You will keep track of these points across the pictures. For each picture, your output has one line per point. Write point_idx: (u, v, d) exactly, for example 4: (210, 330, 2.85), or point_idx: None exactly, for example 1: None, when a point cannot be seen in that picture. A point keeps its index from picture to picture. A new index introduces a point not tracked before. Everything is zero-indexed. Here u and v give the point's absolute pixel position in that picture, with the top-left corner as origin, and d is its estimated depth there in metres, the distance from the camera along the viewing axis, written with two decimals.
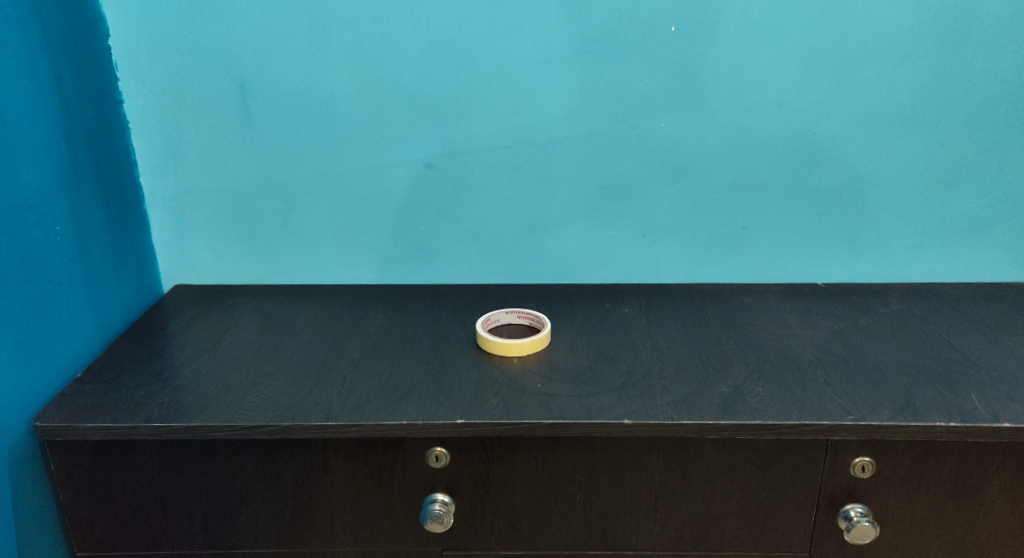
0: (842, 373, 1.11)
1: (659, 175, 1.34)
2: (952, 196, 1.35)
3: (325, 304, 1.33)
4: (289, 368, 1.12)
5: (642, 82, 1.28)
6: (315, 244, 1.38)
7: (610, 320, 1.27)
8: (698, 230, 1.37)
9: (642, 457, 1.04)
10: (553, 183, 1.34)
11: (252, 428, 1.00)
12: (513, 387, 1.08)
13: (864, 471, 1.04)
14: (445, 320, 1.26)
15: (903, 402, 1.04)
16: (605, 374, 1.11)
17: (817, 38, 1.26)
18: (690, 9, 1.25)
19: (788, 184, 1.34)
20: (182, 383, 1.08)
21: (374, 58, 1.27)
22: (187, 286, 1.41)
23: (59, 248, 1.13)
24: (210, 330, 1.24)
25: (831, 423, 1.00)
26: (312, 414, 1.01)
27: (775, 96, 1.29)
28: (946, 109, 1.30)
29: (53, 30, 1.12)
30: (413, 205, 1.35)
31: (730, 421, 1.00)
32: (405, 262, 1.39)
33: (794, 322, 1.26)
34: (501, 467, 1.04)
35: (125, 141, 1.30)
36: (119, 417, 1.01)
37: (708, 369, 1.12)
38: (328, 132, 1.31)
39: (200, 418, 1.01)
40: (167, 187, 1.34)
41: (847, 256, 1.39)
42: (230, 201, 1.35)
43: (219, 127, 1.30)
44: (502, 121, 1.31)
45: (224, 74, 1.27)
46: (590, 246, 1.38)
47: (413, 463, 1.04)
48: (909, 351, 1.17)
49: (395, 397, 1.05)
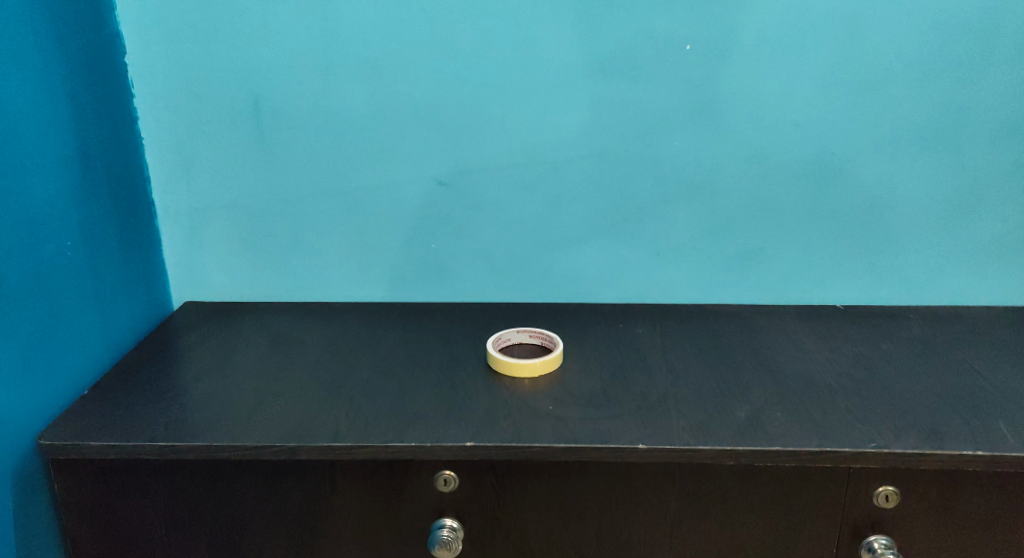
0: (863, 400, 1.08)
1: (674, 194, 1.32)
2: (974, 218, 1.32)
3: (336, 322, 1.32)
4: (296, 387, 1.11)
5: (656, 100, 1.27)
6: (325, 262, 1.37)
7: (624, 342, 1.24)
8: (714, 251, 1.35)
9: (657, 484, 1.01)
10: (567, 202, 1.32)
11: (257, 448, 0.98)
12: (525, 409, 1.05)
13: (888, 500, 1.01)
14: (456, 340, 1.24)
15: (928, 429, 1.01)
16: (619, 397, 1.08)
17: (835, 57, 1.24)
18: (706, 27, 1.23)
19: (805, 204, 1.32)
20: (189, 402, 1.07)
21: (386, 75, 1.26)
22: (197, 303, 1.39)
23: (69, 264, 1.12)
24: (219, 348, 1.22)
25: (852, 451, 0.97)
26: (319, 435, 0.99)
27: (792, 115, 1.27)
28: (968, 130, 1.27)
29: (69, 46, 1.12)
30: (425, 222, 1.34)
31: (748, 448, 0.97)
32: (416, 280, 1.38)
33: (813, 345, 1.23)
34: (512, 493, 1.02)
35: (139, 156, 1.29)
36: (123, 435, 0.99)
37: (725, 394, 1.09)
38: (339, 149, 1.30)
39: (204, 437, 0.99)
40: (179, 203, 1.33)
41: (867, 278, 1.36)
42: (241, 218, 1.34)
43: (231, 144, 1.30)
44: (516, 140, 1.29)
45: (237, 91, 1.27)
46: (604, 266, 1.36)
47: (421, 487, 1.02)
48: (933, 377, 1.14)
49: (404, 418, 1.03)
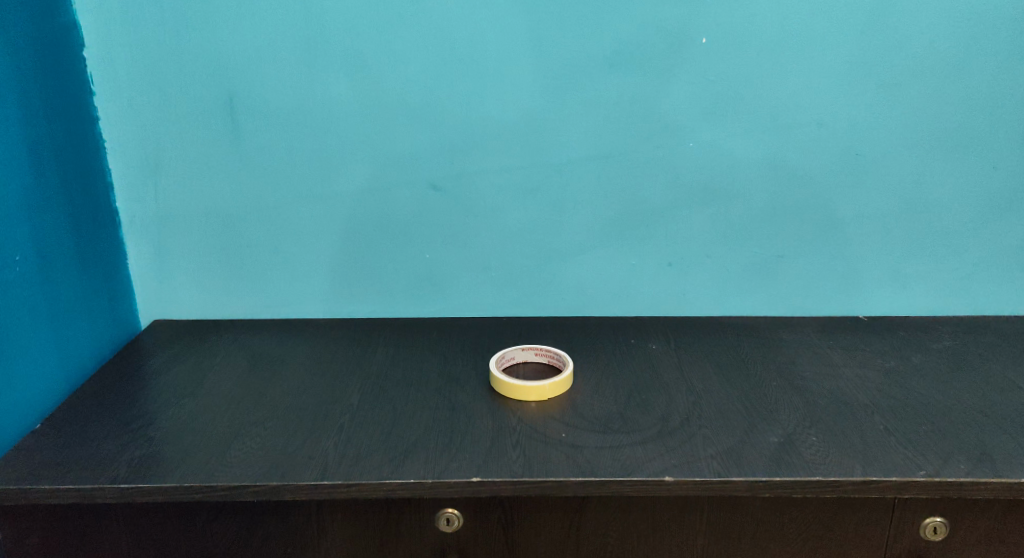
0: (903, 420, 0.99)
1: (687, 198, 1.22)
2: (1005, 222, 1.23)
3: (320, 340, 1.20)
4: (278, 415, 0.99)
5: (668, 98, 1.17)
6: (309, 275, 1.25)
7: (637, 358, 1.14)
8: (729, 259, 1.25)
9: (683, 518, 0.91)
10: (572, 208, 1.22)
11: (233, 489, 0.86)
12: (535, 437, 0.94)
13: (936, 533, 0.91)
14: (454, 359, 1.14)
15: (978, 453, 0.92)
16: (637, 421, 0.98)
17: (860, 51, 1.15)
18: (723, 19, 1.14)
19: (827, 208, 1.23)
20: (157, 435, 0.95)
21: (376, 71, 1.15)
22: (166, 322, 1.27)
23: (19, 280, 1.00)
24: (192, 372, 1.11)
25: (900, 480, 0.87)
26: (305, 472, 0.88)
27: (814, 113, 1.18)
28: (999, 128, 1.19)
29: (18, 36, 1.00)
30: (418, 230, 1.23)
31: (786, 478, 0.87)
32: (408, 293, 1.27)
33: (840, 359, 1.14)
34: (521, 531, 0.91)
35: (100, 160, 1.18)
36: (80, 477, 0.87)
37: (754, 416, 0.99)
38: (323, 152, 1.19)
39: (172, 477, 0.87)
40: (147, 212, 1.22)
41: (892, 286, 1.27)
42: (216, 227, 1.23)
43: (205, 147, 1.19)
44: (517, 142, 1.19)
45: (211, 87, 1.16)
46: (612, 276, 1.26)
47: (421, 527, 0.91)
48: (974, 394, 1.04)
49: (400, 449, 0.92)
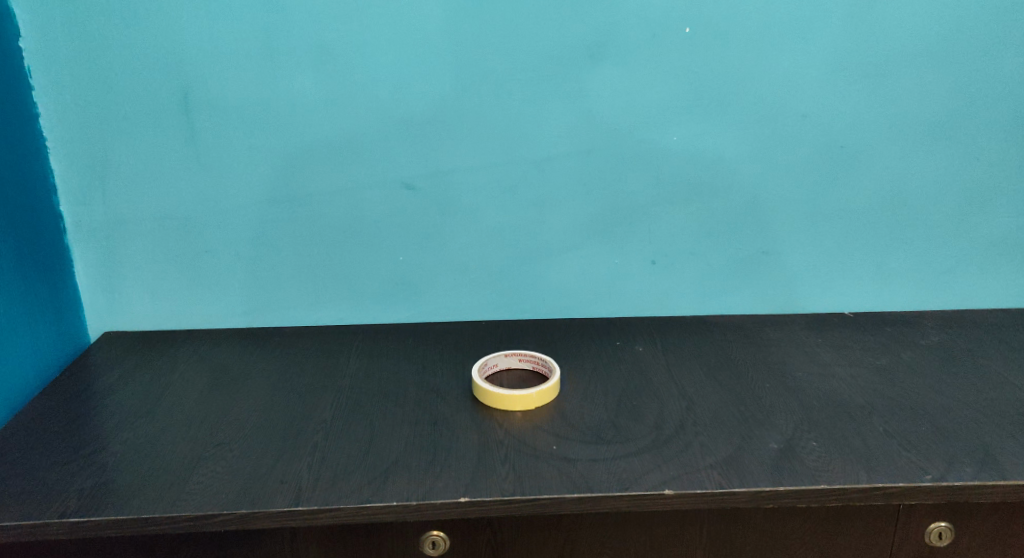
0: (903, 421, 0.95)
1: (670, 195, 1.17)
2: (990, 215, 1.21)
3: (287, 350, 1.13)
4: (245, 434, 0.92)
5: (650, 90, 1.12)
6: (274, 280, 1.18)
7: (624, 362, 1.09)
8: (714, 256, 1.21)
9: (683, 532, 0.86)
10: (551, 206, 1.17)
11: (196, 519, 0.79)
12: (523, 450, 0.89)
13: (941, 538, 0.88)
14: (432, 368, 1.07)
15: (981, 455, 0.88)
16: (631, 430, 0.92)
17: (846, 41, 1.11)
18: (706, 8, 1.09)
19: (813, 203, 1.19)
20: (111, 460, 0.87)
21: (342, 64, 1.08)
22: (119, 334, 1.19)
23: None
24: (148, 389, 1.03)
25: (907, 486, 0.84)
26: (276, 497, 0.81)
27: (799, 105, 1.14)
28: (984, 118, 1.16)
29: None
30: (389, 231, 1.16)
31: (790, 488, 0.83)
32: (380, 298, 1.20)
33: (831, 358, 1.10)
34: (512, 551, 0.86)
35: (41, 161, 1.08)
36: (25, 512, 0.79)
37: (750, 421, 0.95)
38: (286, 149, 1.11)
39: (128, 508, 0.79)
40: (95, 216, 1.13)
41: (878, 281, 1.24)
42: (172, 232, 1.14)
43: (158, 146, 1.10)
44: (493, 137, 1.13)
45: (163, 82, 1.07)
46: (594, 276, 1.21)
47: (404, 550, 0.84)
48: (970, 391, 1.01)
49: (380, 468, 0.85)
